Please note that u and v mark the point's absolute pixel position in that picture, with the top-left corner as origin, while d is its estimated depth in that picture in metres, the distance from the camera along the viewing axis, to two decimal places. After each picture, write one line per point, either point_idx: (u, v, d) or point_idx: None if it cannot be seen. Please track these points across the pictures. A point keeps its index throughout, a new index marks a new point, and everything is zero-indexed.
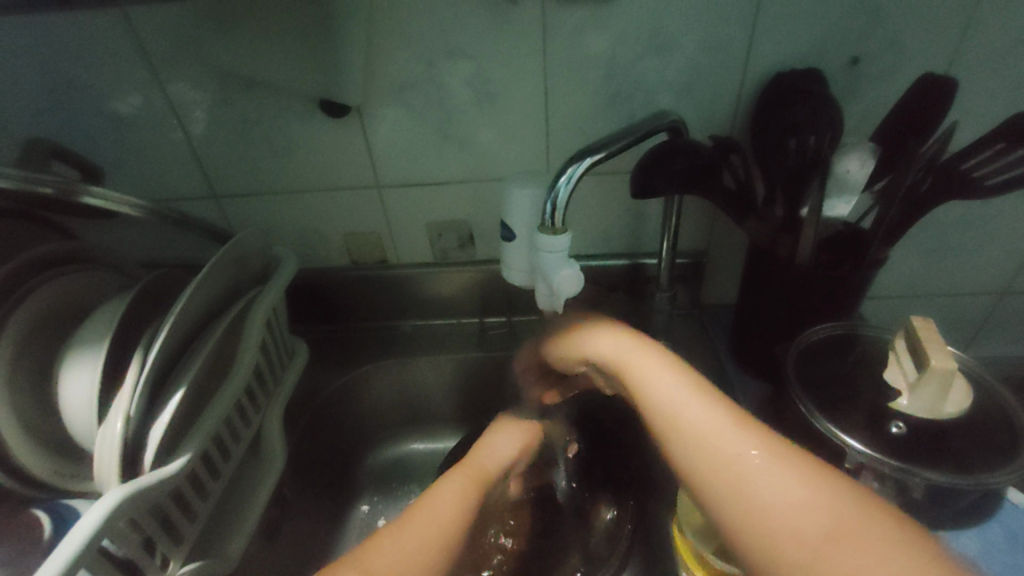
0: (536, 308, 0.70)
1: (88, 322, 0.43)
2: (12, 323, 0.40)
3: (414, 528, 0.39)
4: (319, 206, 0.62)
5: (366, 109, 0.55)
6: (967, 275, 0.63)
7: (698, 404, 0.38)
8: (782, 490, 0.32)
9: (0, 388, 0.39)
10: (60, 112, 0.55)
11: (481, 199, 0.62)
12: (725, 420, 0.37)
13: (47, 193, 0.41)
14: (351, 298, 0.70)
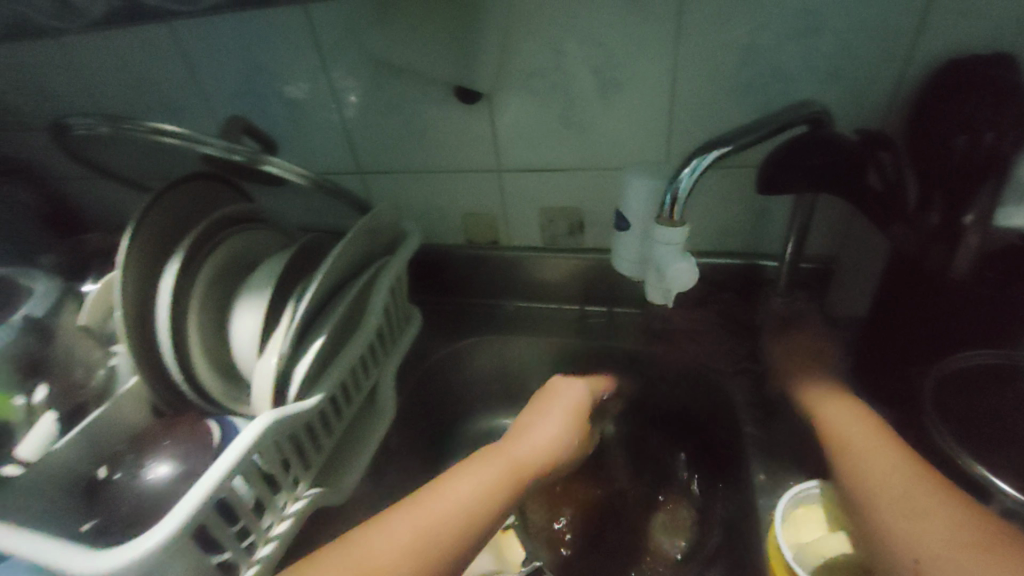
0: (639, 301, 0.69)
1: (256, 273, 0.52)
2: (205, 267, 0.50)
3: (409, 520, 0.40)
4: (444, 186, 0.68)
5: (496, 96, 0.58)
6: None
7: (864, 437, 0.44)
8: (915, 513, 0.37)
9: (193, 318, 0.48)
10: (248, 95, 0.66)
11: (595, 187, 0.63)
12: (886, 456, 0.42)
13: (239, 160, 0.49)
14: (463, 275, 0.75)
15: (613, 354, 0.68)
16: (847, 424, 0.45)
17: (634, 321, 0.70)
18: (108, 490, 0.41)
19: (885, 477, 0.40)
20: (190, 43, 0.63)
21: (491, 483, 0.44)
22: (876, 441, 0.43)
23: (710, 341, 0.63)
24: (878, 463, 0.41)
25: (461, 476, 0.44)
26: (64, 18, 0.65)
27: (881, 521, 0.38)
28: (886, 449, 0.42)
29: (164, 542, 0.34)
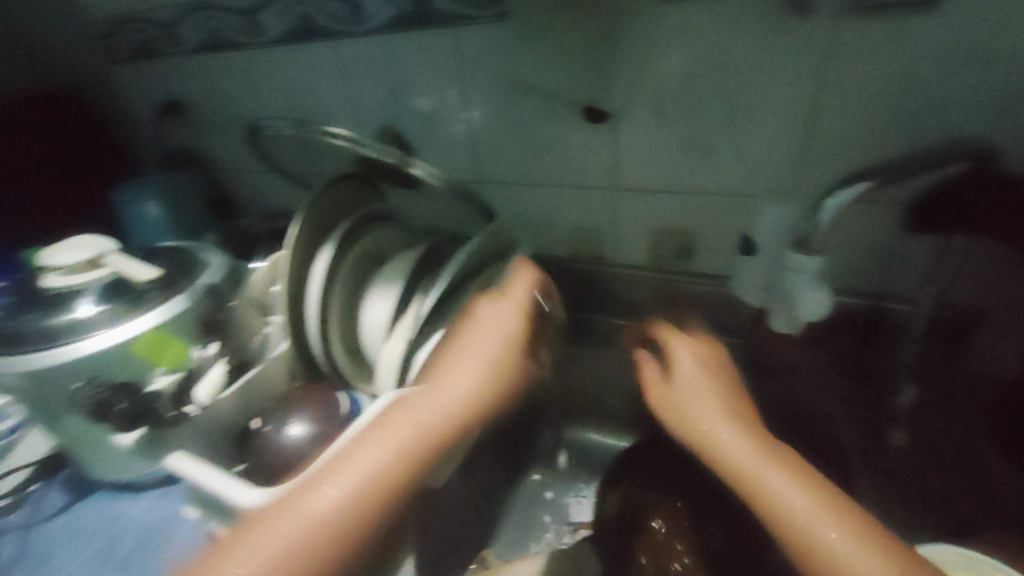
0: (744, 333, 0.67)
1: (389, 266, 0.57)
2: (348, 256, 0.56)
3: (343, 494, 0.39)
4: (558, 201, 0.71)
5: (621, 118, 0.60)
6: None
7: (699, 387, 0.47)
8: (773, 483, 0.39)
9: (335, 300, 0.54)
10: (391, 106, 0.73)
11: (710, 213, 0.62)
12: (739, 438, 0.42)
13: (390, 163, 0.55)
14: (563, 287, 0.76)
15: None
16: (764, 466, 0.40)
17: (736, 352, 0.68)
18: (259, 439, 0.48)
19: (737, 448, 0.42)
20: (348, 59, 0.72)
21: (381, 470, 0.40)
22: (775, 481, 0.39)
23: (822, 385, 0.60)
24: (739, 439, 0.42)
25: (352, 454, 0.41)
26: (252, 36, 0.76)
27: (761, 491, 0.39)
28: (811, 504, 0.38)
29: (301, 491, 0.39)
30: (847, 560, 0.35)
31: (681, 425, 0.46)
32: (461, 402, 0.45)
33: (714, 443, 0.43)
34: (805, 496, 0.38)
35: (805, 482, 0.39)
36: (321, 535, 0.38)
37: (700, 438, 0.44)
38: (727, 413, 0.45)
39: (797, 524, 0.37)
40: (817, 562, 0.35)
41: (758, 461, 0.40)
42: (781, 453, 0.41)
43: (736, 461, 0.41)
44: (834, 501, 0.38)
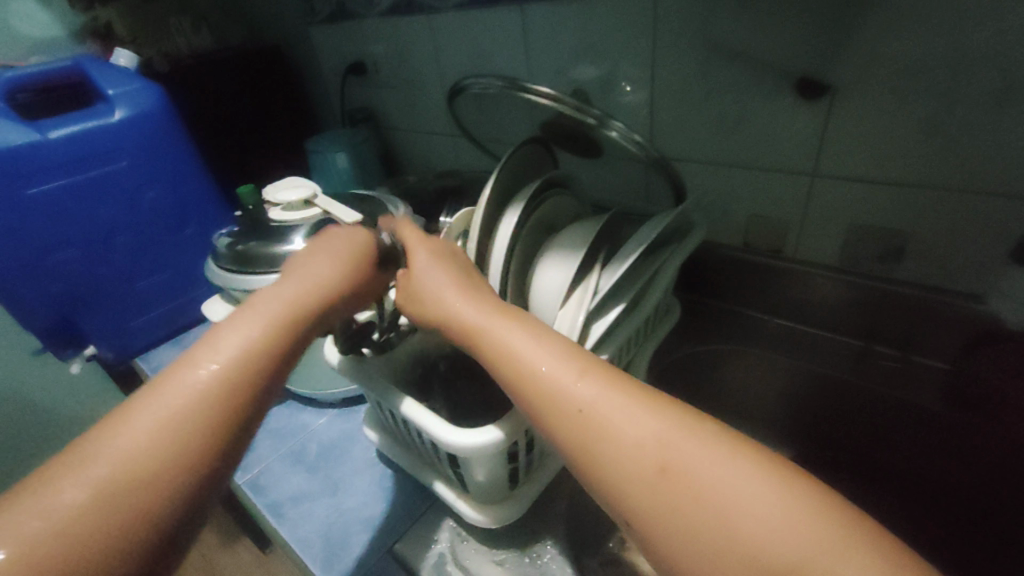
0: (955, 358, 0.58)
1: (567, 233, 0.57)
2: (530, 218, 0.56)
3: (214, 389, 0.34)
4: (743, 183, 0.64)
5: (843, 94, 0.52)
6: None
7: (512, 328, 0.40)
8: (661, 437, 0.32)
9: (514, 263, 0.55)
10: (570, 72, 0.72)
11: (939, 213, 0.53)
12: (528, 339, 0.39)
13: (589, 122, 0.54)
14: (727, 279, 0.71)
15: (897, 409, 0.60)
16: (491, 322, 0.41)
17: (936, 379, 0.59)
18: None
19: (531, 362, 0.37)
20: (535, 20, 0.71)
21: (252, 346, 0.37)
22: (571, 382, 0.35)
23: None
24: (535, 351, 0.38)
25: (237, 332, 0.37)
26: None
27: (655, 482, 0.31)
28: (680, 443, 0.31)
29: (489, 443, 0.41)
30: (627, 441, 0.32)
31: (475, 333, 0.41)
32: (323, 280, 0.43)
33: (473, 329, 0.41)
34: (588, 385, 0.35)
35: (590, 375, 0.36)
36: (210, 412, 0.33)
37: (473, 329, 0.42)
38: (550, 346, 0.38)
39: (573, 410, 0.34)
40: (596, 452, 0.33)
41: (489, 319, 0.41)
42: (541, 347, 0.38)
43: (507, 357, 0.39)
44: (653, 407, 0.34)
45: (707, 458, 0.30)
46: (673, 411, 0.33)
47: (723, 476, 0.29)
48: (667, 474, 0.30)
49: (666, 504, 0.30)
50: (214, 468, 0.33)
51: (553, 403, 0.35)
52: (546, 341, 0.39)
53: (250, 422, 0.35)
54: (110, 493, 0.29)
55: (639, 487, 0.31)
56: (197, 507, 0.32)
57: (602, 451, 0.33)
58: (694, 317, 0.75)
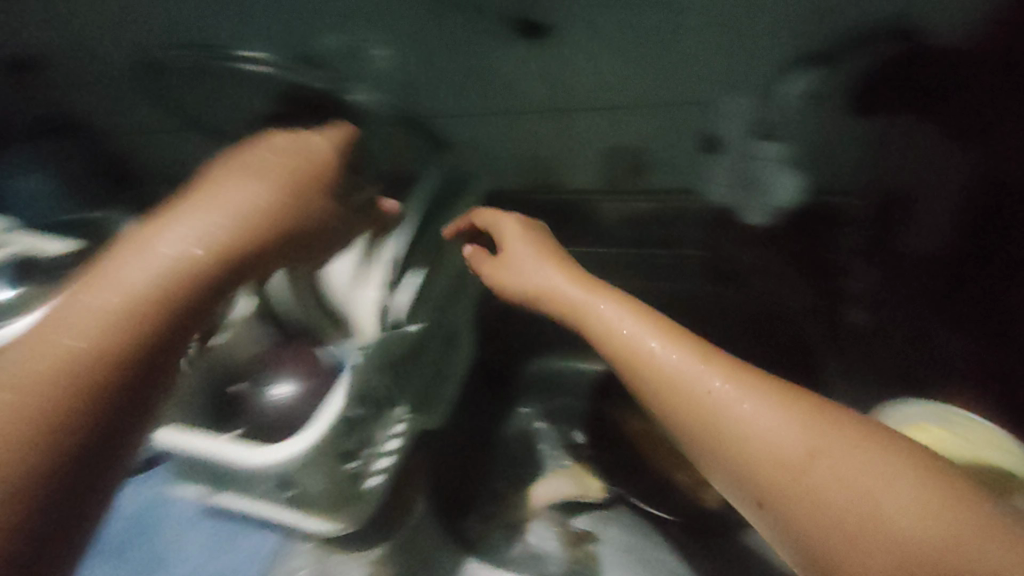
0: (703, 244, 0.68)
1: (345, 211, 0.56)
2: None
3: (84, 359, 0.31)
4: (499, 130, 0.65)
5: (556, 37, 0.53)
6: None
7: (589, 292, 0.45)
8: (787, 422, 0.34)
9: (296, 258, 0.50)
10: (264, 31, 0.57)
11: (662, 128, 0.60)
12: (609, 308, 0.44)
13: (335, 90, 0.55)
14: (523, 221, 0.75)
15: (676, 297, 0.71)
16: (591, 296, 0.45)
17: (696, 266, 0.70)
18: (248, 401, 0.50)
19: (615, 328, 0.42)
20: None
21: (119, 304, 0.33)
22: (697, 366, 0.38)
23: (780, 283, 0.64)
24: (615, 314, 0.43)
25: (113, 280, 0.34)
26: None
27: (744, 441, 0.35)
28: (788, 425, 0.34)
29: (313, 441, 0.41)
30: (764, 433, 0.35)
31: (579, 309, 0.45)
32: (216, 228, 0.37)
33: (576, 305, 0.45)
34: (711, 366, 0.38)
35: (715, 360, 0.39)
36: (25, 392, 0.30)
37: (573, 306, 0.45)
38: (587, 286, 0.46)
39: (700, 392, 0.37)
40: (693, 420, 0.37)
41: (581, 300, 0.45)
42: (688, 347, 0.40)
43: (625, 337, 0.42)
44: (767, 390, 0.37)
45: (827, 433, 0.34)
46: (800, 399, 0.36)
47: (840, 454, 0.32)
48: (793, 472, 0.33)
49: (754, 462, 0.34)
50: (79, 448, 0.30)
51: (623, 354, 0.41)
52: (656, 325, 0.42)
53: (141, 376, 0.33)
54: (67, 353, 0.31)
55: (743, 457, 0.35)
56: (85, 460, 0.30)
57: (712, 425, 0.36)
58: None
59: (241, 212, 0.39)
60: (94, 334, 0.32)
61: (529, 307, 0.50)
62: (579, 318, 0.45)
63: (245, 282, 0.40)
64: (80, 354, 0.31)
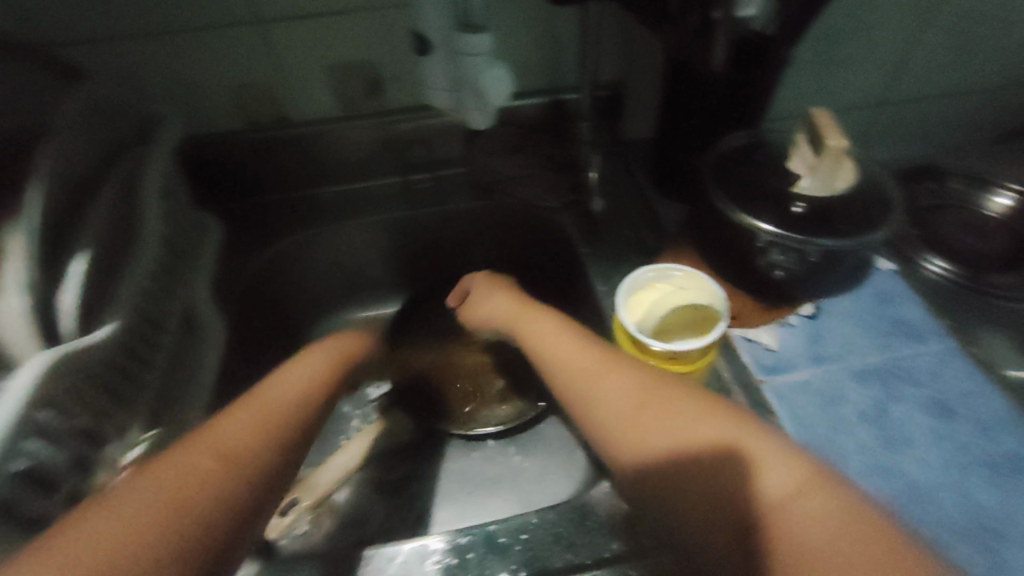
0: (459, 159, 0.67)
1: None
2: None
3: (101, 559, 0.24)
4: (196, 54, 0.54)
5: None
6: (845, 92, 0.72)
7: (533, 306, 0.47)
8: (634, 381, 0.35)
9: None
10: None
11: (379, 32, 0.55)
12: (546, 317, 0.45)
13: None
14: (256, 168, 0.62)
15: (440, 217, 0.66)
16: (524, 310, 0.47)
17: (459, 181, 0.67)
18: None
19: (538, 328, 0.44)
20: None
21: (165, 513, 0.26)
22: (582, 347, 0.39)
23: (535, 183, 0.65)
24: (541, 317, 0.45)
25: (163, 474, 0.28)
26: None
27: (593, 396, 0.36)
28: (636, 384, 0.35)
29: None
30: (648, 416, 0.33)
31: (512, 323, 0.47)
32: (249, 422, 0.33)
33: (511, 321, 0.48)
34: (588, 353, 0.39)
35: (593, 346, 0.39)
36: None
37: (514, 320, 0.47)
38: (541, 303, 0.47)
39: (575, 366, 0.38)
40: (583, 402, 0.36)
41: (520, 310, 0.47)
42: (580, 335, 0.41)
43: (538, 334, 0.43)
44: (632, 363, 0.37)
45: (683, 405, 0.32)
46: (671, 382, 0.35)
47: (706, 433, 0.31)
48: (630, 416, 0.34)
49: (600, 416, 0.35)
50: None
51: (532, 343, 0.43)
52: (569, 322, 0.44)
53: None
54: None
55: (593, 412, 0.35)
56: None
57: (578, 389, 0.37)
58: (244, 222, 0.63)
59: (297, 389, 0.38)
60: (131, 515, 0.26)
61: (499, 337, 0.53)
62: (525, 329, 0.45)
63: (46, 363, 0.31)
64: (133, 541, 0.25)
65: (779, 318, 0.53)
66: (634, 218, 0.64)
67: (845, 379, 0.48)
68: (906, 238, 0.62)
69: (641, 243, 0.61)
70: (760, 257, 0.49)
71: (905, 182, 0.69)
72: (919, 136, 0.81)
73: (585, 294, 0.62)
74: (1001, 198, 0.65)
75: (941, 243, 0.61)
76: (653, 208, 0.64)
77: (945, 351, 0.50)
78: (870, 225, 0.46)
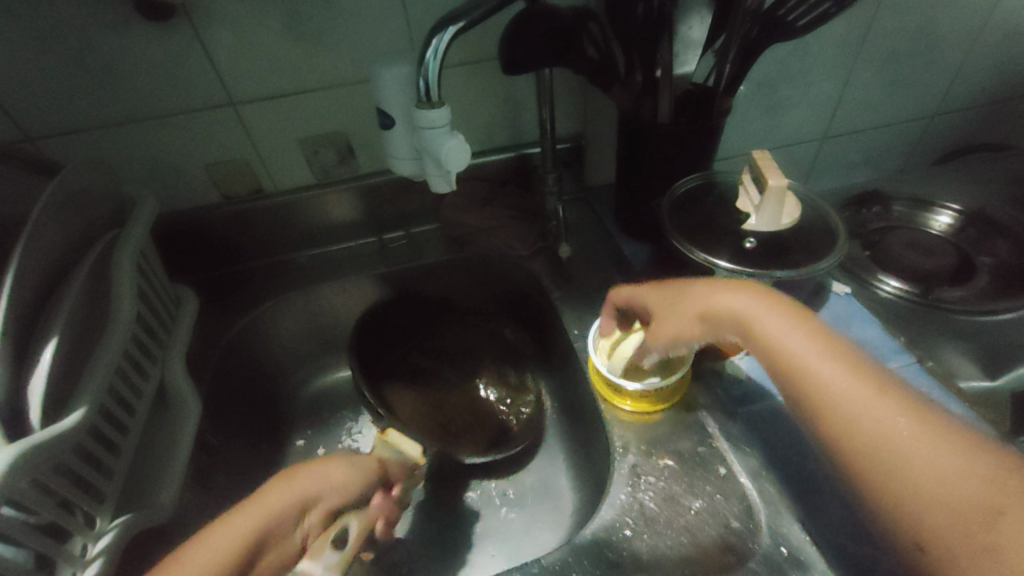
0: (430, 214, 0.70)
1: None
2: None
3: None
4: (170, 135, 0.56)
5: (197, 11, 0.49)
6: (788, 132, 0.77)
7: (781, 318, 0.40)
8: (952, 465, 0.31)
9: None
10: None
11: (349, 106, 0.59)
12: (809, 339, 0.38)
13: None
14: (231, 237, 0.64)
15: (414, 272, 0.68)
16: (762, 319, 0.40)
17: (431, 235, 0.71)
18: None
19: (803, 349, 0.38)
20: None
21: None
22: (877, 402, 0.34)
23: (504, 233, 0.66)
24: (798, 337, 0.38)
25: None
26: None
27: (906, 469, 0.32)
28: (964, 472, 0.30)
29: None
30: (923, 459, 0.32)
31: (742, 331, 0.41)
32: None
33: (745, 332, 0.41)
34: (853, 376, 0.35)
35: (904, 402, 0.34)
36: None
37: (748, 332, 0.40)
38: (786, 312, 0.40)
39: (875, 426, 0.33)
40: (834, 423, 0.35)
41: (758, 308, 0.41)
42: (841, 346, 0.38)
43: (804, 364, 0.37)
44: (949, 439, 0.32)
45: None
46: (966, 435, 0.32)
47: None
48: (967, 514, 0.29)
49: (916, 497, 0.31)
50: None
51: (799, 368, 0.37)
52: (841, 350, 0.37)
53: None
54: None
55: (903, 486, 0.32)
56: None
57: (882, 455, 0.33)
58: (222, 290, 0.65)
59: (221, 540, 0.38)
60: None
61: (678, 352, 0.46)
62: (779, 349, 0.38)
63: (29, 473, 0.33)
64: None
65: None
66: (603, 261, 0.67)
67: None
68: (858, 262, 0.65)
69: (611, 285, 0.64)
70: None
71: (852, 208, 0.73)
72: (861, 164, 0.86)
73: (559, 337, 0.63)
74: (941, 217, 0.70)
75: (890, 262, 0.65)
76: (618, 248, 0.67)
77: (905, 367, 0.52)
78: (818, 255, 0.48)
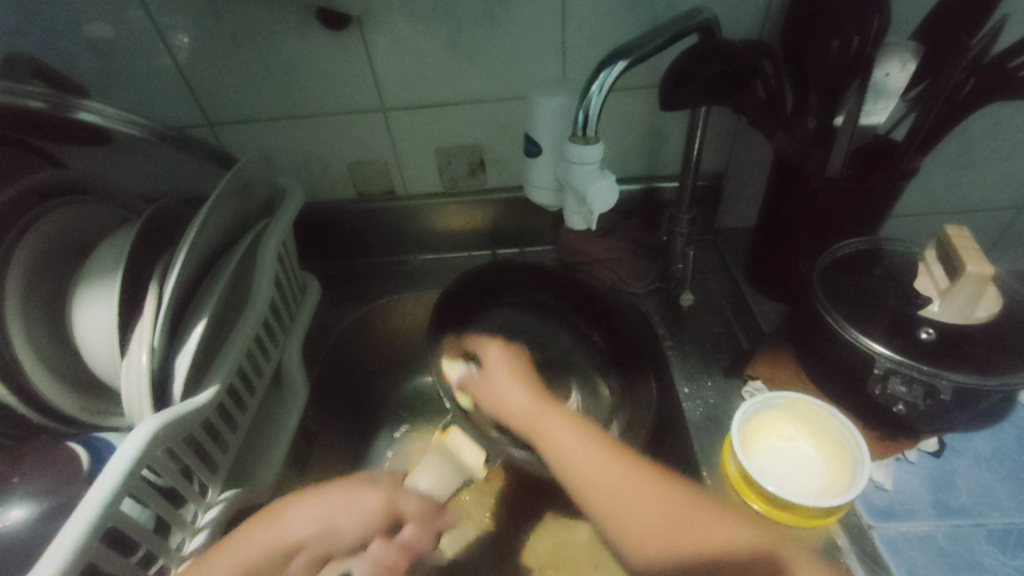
0: (546, 236, 0.69)
1: (123, 256, 0.41)
2: (88, 270, 0.42)
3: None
4: (324, 132, 0.60)
5: (368, 20, 0.52)
6: (978, 195, 0.65)
7: (541, 412, 0.46)
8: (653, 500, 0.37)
9: (82, 324, 0.41)
10: (53, 46, 0.53)
11: (489, 121, 0.59)
12: (565, 426, 0.44)
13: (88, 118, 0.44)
14: (357, 232, 0.67)
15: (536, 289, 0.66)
16: (534, 409, 0.46)
17: (545, 258, 0.69)
18: None
19: (562, 437, 0.43)
20: None
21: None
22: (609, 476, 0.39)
23: (622, 267, 0.63)
24: (561, 428, 0.44)
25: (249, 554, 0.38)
26: None
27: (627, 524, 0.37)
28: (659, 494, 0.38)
29: (91, 523, 0.30)
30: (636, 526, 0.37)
31: (526, 420, 0.46)
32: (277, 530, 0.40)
33: (518, 419, 0.47)
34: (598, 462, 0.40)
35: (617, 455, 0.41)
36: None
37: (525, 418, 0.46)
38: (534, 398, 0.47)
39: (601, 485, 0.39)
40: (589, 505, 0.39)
41: (534, 409, 0.46)
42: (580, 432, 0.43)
43: (556, 444, 0.43)
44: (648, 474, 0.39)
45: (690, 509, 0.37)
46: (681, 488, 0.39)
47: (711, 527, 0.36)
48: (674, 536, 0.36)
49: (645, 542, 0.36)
50: None
51: (557, 447, 0.43)
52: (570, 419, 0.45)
53: None
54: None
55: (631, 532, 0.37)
56: None
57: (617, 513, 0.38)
58: (341, 282, 0.69)
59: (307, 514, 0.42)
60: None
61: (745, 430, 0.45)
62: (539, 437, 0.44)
63: (173, 443, 0.37)
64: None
65: (898, 451, 0.46)
66: (726, 314, 0.61)
67: (978, 540, 0.41)
68: None
69: (732, 346, 0.58)
70: (876, 384, 0.42)
71: None
72: None
73: (664, 388, 0.58)
74: None
75: None
76: (746, 304, 0.61)
77: None
78: (1019, 363, 0.39)
